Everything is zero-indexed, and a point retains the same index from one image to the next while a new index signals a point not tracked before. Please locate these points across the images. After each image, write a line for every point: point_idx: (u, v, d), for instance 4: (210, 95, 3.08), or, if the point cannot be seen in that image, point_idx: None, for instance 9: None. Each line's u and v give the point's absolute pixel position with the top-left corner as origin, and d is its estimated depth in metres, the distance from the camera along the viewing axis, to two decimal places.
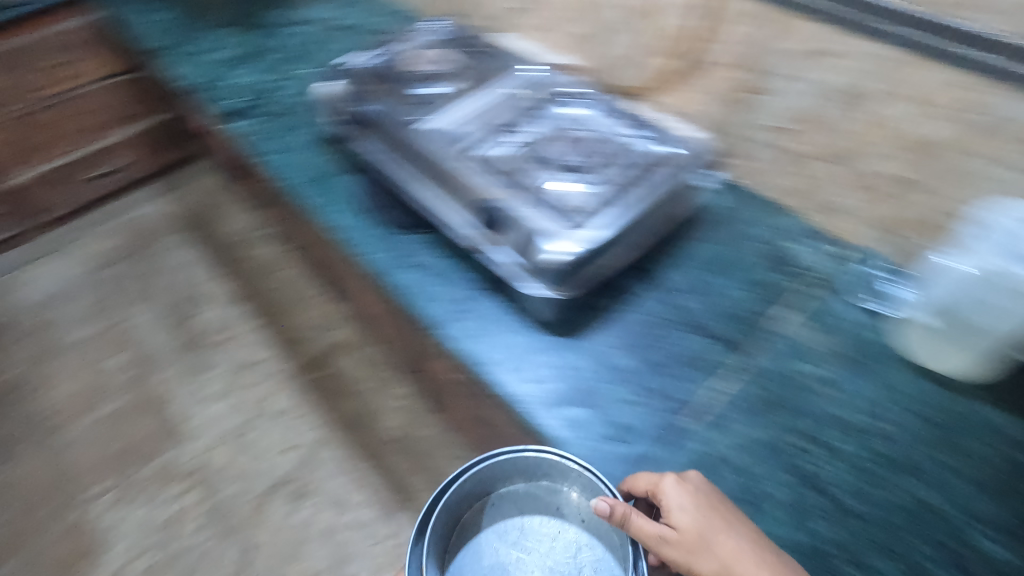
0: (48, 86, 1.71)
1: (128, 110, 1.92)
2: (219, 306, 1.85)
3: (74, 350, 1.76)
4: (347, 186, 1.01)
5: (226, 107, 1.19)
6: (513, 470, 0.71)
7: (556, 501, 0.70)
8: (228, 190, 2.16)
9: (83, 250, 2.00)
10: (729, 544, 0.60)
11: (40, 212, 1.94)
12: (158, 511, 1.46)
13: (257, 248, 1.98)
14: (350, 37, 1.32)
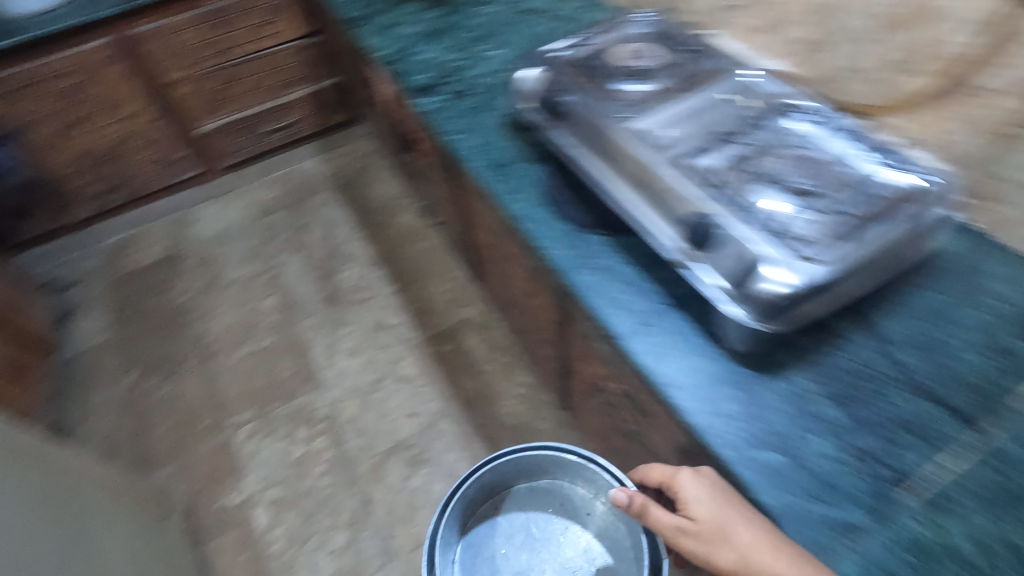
0: (241, 44, 1.85)
1: (309, 71, 2.03)
2: (361, 266, 1.94)
3: (233, 287, 1.93)
4: (530, 175, 1.00)
5: (415, 82, 1.22)
6: (521, 467, 1.13)
7: (562, 496, 1.13)
8: (379, 157, 2.26)
9: (249, 197, 2.19)
10: (745, 534, 0.62)
11: (219, 157, 2.10)
12: (291, 448, 1.55)
13: (399, 216, 2.07)
14: (537, 22, 1.31)
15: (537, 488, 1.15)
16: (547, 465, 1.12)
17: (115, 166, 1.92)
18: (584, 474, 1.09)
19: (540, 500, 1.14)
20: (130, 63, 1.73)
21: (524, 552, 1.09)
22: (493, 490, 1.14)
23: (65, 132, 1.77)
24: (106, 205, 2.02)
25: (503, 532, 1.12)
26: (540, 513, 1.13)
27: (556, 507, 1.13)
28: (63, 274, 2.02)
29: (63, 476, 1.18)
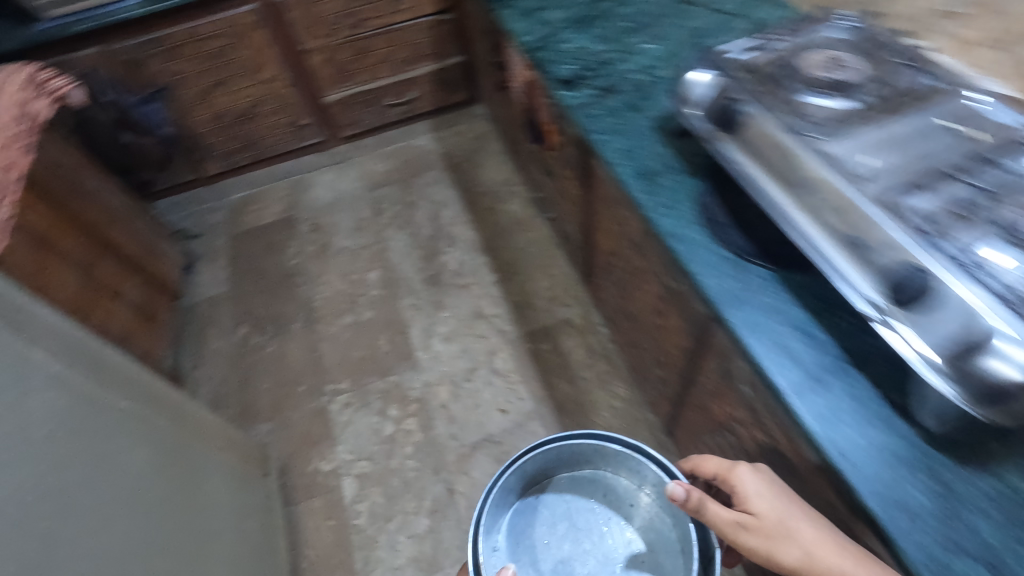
0: (374, 17, 1.85)
1: (439, 49, 2.02)
2: (464, 250, 1.92)
3: (341, 256, 1.98)
4: (684, 189, 0.91)
5: (560, 72, 1.15)
6: (562, 456, 1.12)
7: (608, 488, 1.14)
8: (491, 140, 2.23)
9: (363, 168, 2.23)
10: (810, 531, 0.67)
11: (341, 126, 2.14)
12: (382, 424, 1.57)
13: (507, 202, 2.03)
14: (696, 15, 1.20)
15: (581, 479, 1.15)
16: (591, 457, 1.12)
17: (247, 127, 2.01)
18: (629, 466, 1.10)
19: (583, 489, 1.14)
20: (272, 30, 1.78)
21: (567, 542, 1.10)
22: (537, 480, 1.14)
23: (208, 91, 1.86)
24: (235, 163, 2.12)
25: (545, 520, 1.13)
26: (582, 502, 1.14)
27: (598, 497, 1.13)
28: (190, 225, 2.15)
29: (195, 431, 1.19)
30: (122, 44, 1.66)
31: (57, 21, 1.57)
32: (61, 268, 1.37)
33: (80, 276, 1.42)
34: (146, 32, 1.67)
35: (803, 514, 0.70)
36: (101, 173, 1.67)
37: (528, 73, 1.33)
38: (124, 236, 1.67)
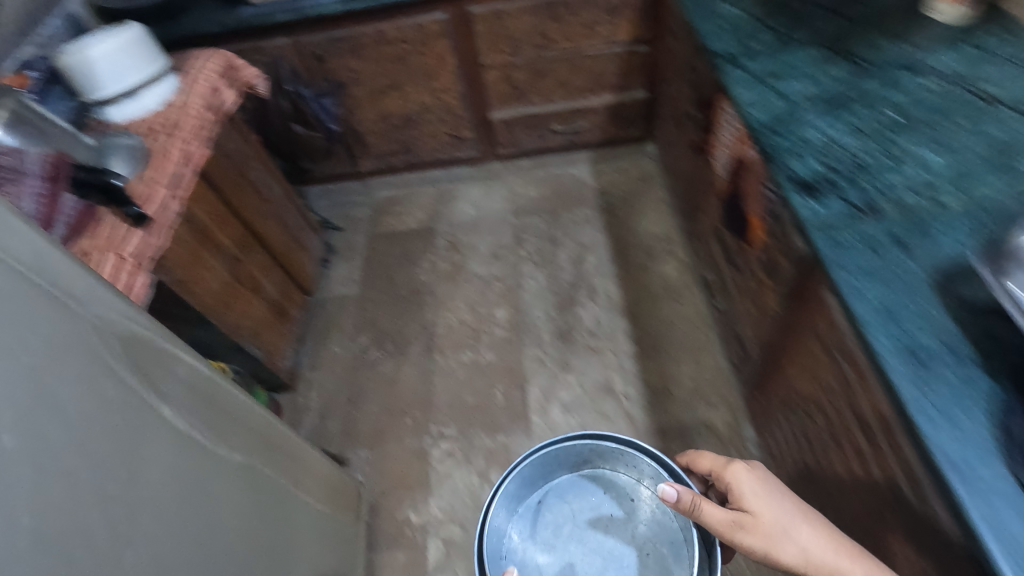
0: (563, 39, 1.69)
1: (623, 82, 1.82)
2: (603, 307, 1.74)
3: (473, 282, 1.87)
4: (974, 395, 0.65)
5: (795, 168, 0.91)
6: (561, 457, 1.12)
7: (617, 489, 1.13)
8: (656, 186, 2.01)
9: (513, 190, 2.11)
10: (805, 534, 0.80)
11: (500, 145, 2.01)
12: (481, 489, 1.45)
13: (661, 262, 1.81)
14: (1004, 120, 0.91)
15: (586, 479, 1.15)
16: (584, 455, 1.12)
17: (408, 131, 1.95)
18: (625, 459, 1.11)
19: (584, 489, 1.14)
20: (455, 40, 1.69)
21: (576, 540, 1.10)
22: (537, 483, 1.13)
23: (381, 92, 1.81)
24: (389, 163, 2.07)
25: (554, 520, 1.12)
26: (585, 502, 1.14)
27: (600, 494, 1.14)
28: (335, 216, 2.15)
29: (302, 472, 1.12)
30: (313, 37, 1.65)
31: (259, 10, 1.58)
32: (214, 261, 1.37)
33: (228, 270, 1.42)
34: (336, 29, 1.64)
35: (800, 518, 0.83)
36: (268, 163, 1.68)
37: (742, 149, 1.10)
38: (275, 234, 1.66)
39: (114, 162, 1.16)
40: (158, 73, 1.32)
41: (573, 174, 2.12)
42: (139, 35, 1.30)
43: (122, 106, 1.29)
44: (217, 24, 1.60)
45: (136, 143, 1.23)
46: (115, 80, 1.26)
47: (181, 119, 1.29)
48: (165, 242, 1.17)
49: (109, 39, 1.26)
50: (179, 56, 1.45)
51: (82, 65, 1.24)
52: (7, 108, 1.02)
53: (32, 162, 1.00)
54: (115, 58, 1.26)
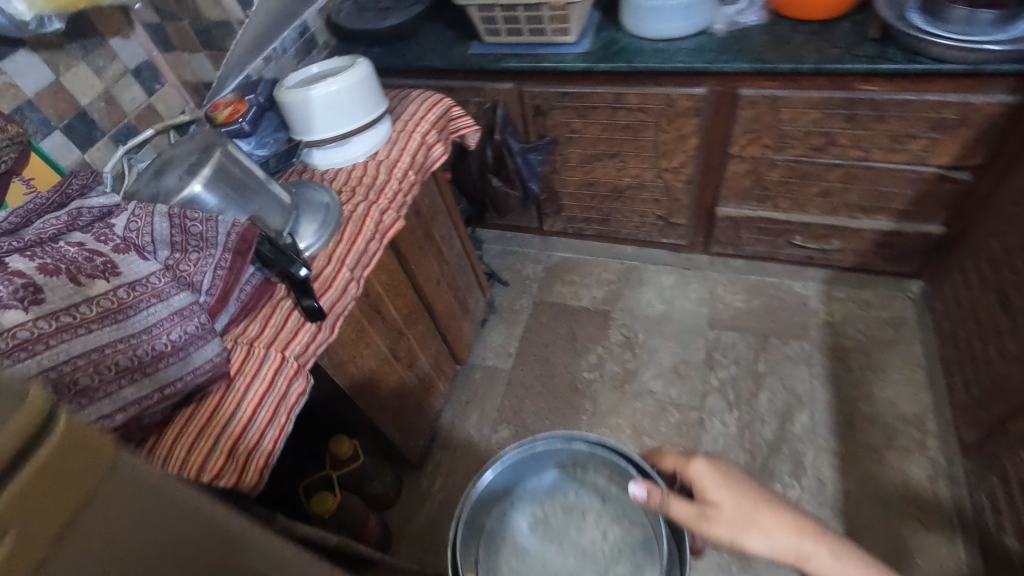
0: (848, 144, 1.29)
1: (912, 209, 1.38)
2: (809, 493, 1.34)
3: (644, 400, 1.56)
4: None
5: None
6: (519, 458, 0.78)
7: (583, 491, 0.78)
8: (912, 342, 1.54)
9: (714, 294, 1.75)
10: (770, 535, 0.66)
11: (716, 241, 1.66)
12: None
13: (903, 454, 1.36)
14: None
15: (554, 479, 0.79)
16: (547, 452, 0.78)
17: (612, 202, 1.67)
18: (598, 456, 0.77)
19: (550, 497, 0.78)
20: (704, 121, 1.37)
21: (551, 547, 0.74)
22: (498, 486, 0.78)
23: (595, 157, 1.55)
24: (578, 229, 1.81)
25: (522, 524, 0.77)
26: (558, 502, 0.78)
27: (563, 497, 0.78)
28: (503, 268, 1.95)
29: None
30: (539, 89, 1.42)
31: (489, 51, 1.40)
32: (377, 336, 1.21)
33: (389, 345, 1.25)
34: (567, 85, 1.39)
35: (768, 503, 0.69)
36: (454, 218, 1.50)
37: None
38: (444, 300, 1.47)
39: (303, 230, 1.00)
40: (371, 122, 1.15)
41: (797, 292, 1.70)
42: (363, 78, 1.12)
43: (328, 151, 1.15)
44: (442, 59, 1.44)
45: (331, 209, 1.07)
46: (326, 125, 1.12)
47: (382, 179, 1.12)
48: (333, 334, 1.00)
49: (332, 79, 1.10)
50: (398, 95, 1.30)
51: (298, 104, 1.10)
52: (212, 158, 0.90)
53: (223, 233, 0.88)
54: (333, 102, 1.10)
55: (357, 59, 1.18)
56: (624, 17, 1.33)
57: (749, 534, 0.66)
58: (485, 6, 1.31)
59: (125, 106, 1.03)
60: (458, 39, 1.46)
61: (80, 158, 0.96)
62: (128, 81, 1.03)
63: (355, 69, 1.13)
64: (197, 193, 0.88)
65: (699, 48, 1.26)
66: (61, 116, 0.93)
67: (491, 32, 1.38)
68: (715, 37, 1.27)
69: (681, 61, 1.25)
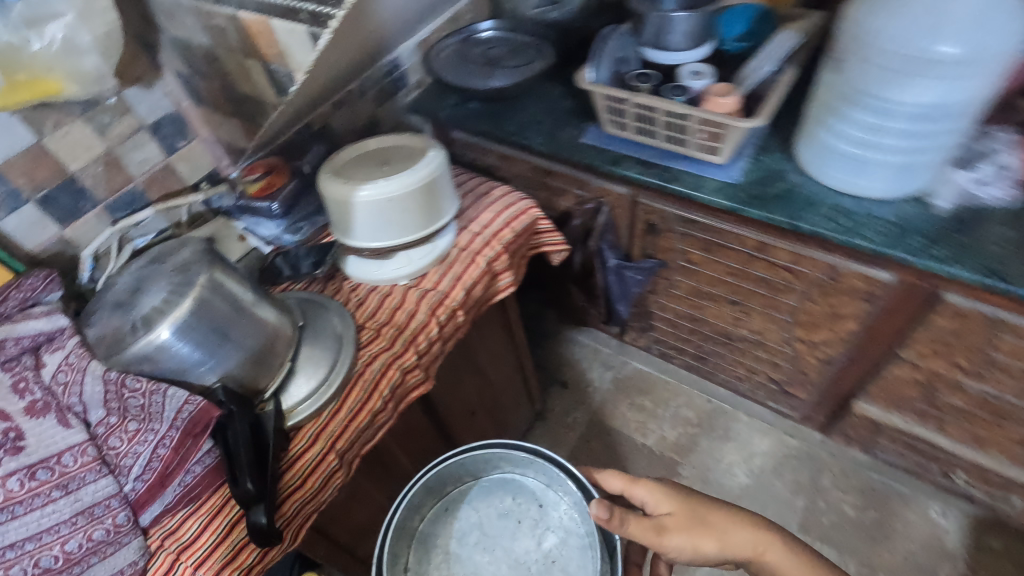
0: None
1: None
2: None
3: None
4: None
5: None
6: (458, 465, 0.79)
7: (521, 487, 0.80)
8: None
9: (817, 484, 1.36)
10: (736, 530, 0.66)
11: (840, 430, 1.27)
12: None
13: None
14: None
15: (492, 484, 0.82)
16: (481, 464, 0.80)
17: (715, 344, 1.32)
18: (538, 467, 0.78)
19: (490, 494, 0.82)
20: (875, 310, 0.98)
21: (483, 554, 0.79)
22: (434, 489, 0.80)
23: (709, 295, 1.20)
24: (665, 353, 1.47)
25: (459, 528, 0.81)
26: (494, 508, 0.81)
27: (506, 500, 0.81)
28: (563, 362, 1.65)
29: None
30: (658, 205, 1.09)
31: (607, 143, 1.09)
32: (373, 492, 0.96)
33: (393, 499, 1.02)
34: (695, 214, 1.06)
35: (711, 505, 0.68)
36: (518, 338, 1.22)
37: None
38: (476, 428, 1.21)
39: (295, 386, 0.76)
40: (425, 237, 0.89)
41: (933, 522, 1.28)
42: (426, 184, 0.85)
43: (364, 260, 0.90)
44: (546, 139, 1.14)
45: (343, 356, 0.81)
46: (367, 235, 0.86)
47: (418, 321, 0.86)
48: (297, 537, 0.74)
49: (386, 179, 0.83)
50: (475, 190, 1.02)
51: (338, 203, 0.85)
52: (196, 290, 0.66)
53: (171, 411, 0.65)
54: (381, 210, 0.84)
55: (430, 147, 0.91)
56: (800, 147, 0.96)
57: (708, 533, 0.65)
58: (616, 96, 1.00)
59: (132, 168, 0.83)
60: (572, 116, 1.16)
61: (58, 235, 0.78)
62: (142, 139, 0.82)
63: (418, 167, 0.86)
64: (163, 342, 0.64)
65: (900, 223, 0.88)
66: (37, 187, 0.73)
67: (615, 123, 1.06)
68: (929, 213, 0.88)
69: (867, 239, 0.87)
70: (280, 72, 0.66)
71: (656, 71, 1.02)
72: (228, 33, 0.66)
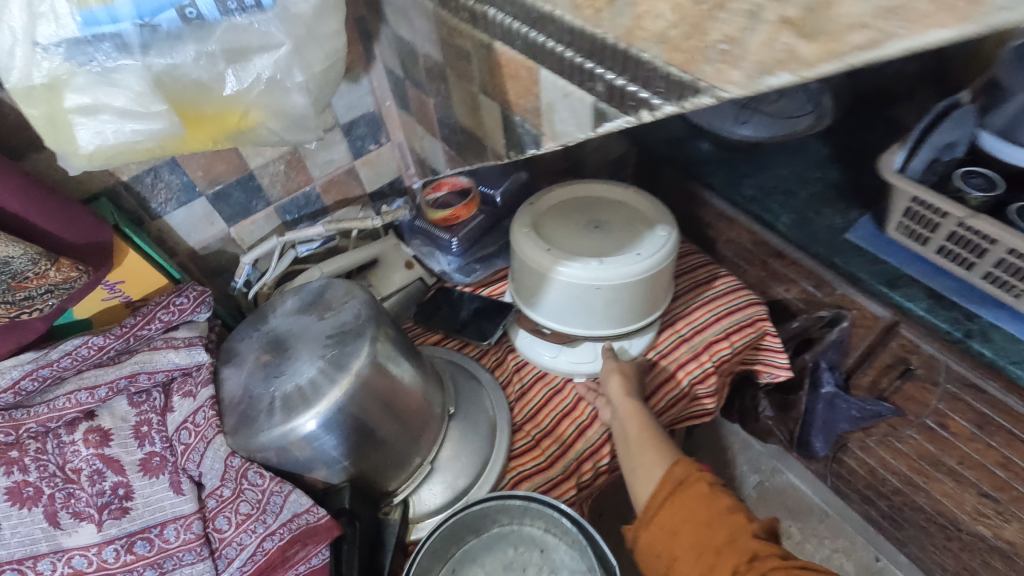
0: None
1: None
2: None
3: None
4: None
5: None
6: (462, 524, 0.58)
7: (513, 532, 0.61)
8: None
9: None
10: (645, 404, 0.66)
11: None
12: None
13: None
14: None
15: (495, 538, 0.61)
16: (483, 518, 0.60)
17: (924, 517, 1.01)
18: (532, 511, 0.59)
19: (494, 553, 0.61)
20: None
21: None
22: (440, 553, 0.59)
23: (952, 471, 0.89)
24: (840, 487, 1.19)
25: None
26: (499, 562, 0.61)
27: (509, 550, 0.61)
28: (702, 444, 1.39)
29: None
30: (928, 350, 0.81)
31: (884, 250, 0.81)
32: None
33: None
34: (988, 385, 0.76)
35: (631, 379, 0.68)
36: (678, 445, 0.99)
37: (759, 518, 0.53)
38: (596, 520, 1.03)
39: (428, 489, 0.63)
40: (621, 333, 0.69)
41: None
42: (647, 278, 0.64)
43: (541, 340, 0.72)
44: (796, 220, 0.87)
45: (493, 461, 0.66)
46: (556, 315, 0.68)
47: (588, 442, 0.69)
48: None
49: (601, 261, 0.63)
50: (693, 276, 0.80)
51: (530, 270, 0.66)
52: (356, 368, 0.53)
53: (286, 513, 0.52)
54: (583, 297, 0.65)
55: (655, 215, 0.69)
56: None
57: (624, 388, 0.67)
58: (930, 198, 0.72)
59: (315, 169, 0.71)
60: (835, 195, 0.88)
61: (223, 232, 0.68)
62: (333, 138, 0.70)
63: (643, 250, 0.65)
64: (303, 434, 0.51)
65: None
66: (213, 181, 0.63)
67: (905, 229, 0.78)
68: None
69: None
70: (524, 129, 0.47)
71: (997, 170, 0.72)
72: (469, 59, 0.48)
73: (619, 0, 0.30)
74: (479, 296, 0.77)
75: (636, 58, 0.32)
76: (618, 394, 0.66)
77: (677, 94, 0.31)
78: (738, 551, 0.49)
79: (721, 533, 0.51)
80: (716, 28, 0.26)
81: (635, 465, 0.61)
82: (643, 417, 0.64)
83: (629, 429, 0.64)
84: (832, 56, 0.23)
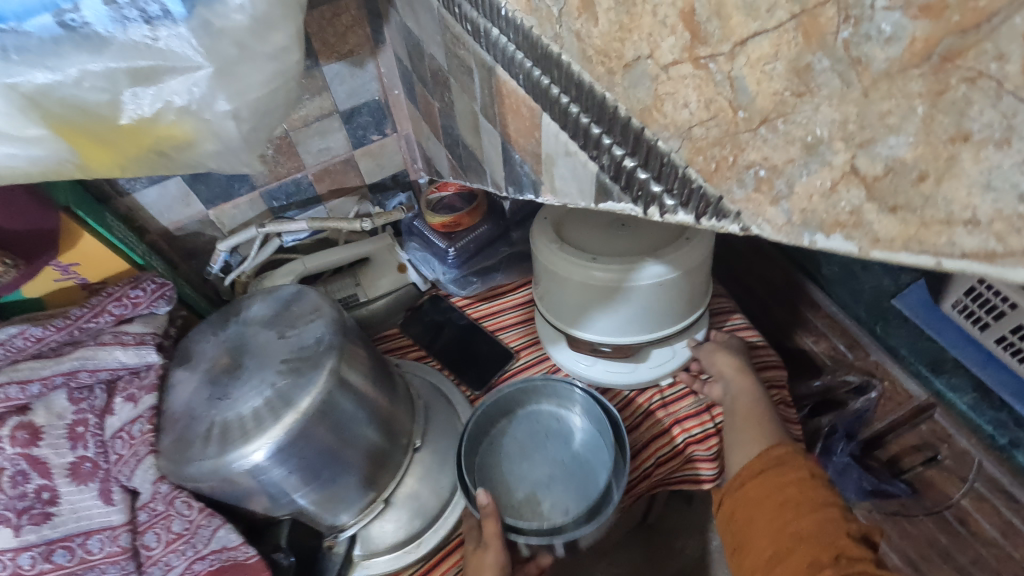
0: None
1: None
2: None
3: None
4: None
5: None
6: (500, 402, 0.60)
7: (542, 413, 0.62)
8: None
9: None
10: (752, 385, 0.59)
11: None
12: None
13: None
14: None
15: (525, 421, 0.61)
16: (515, 401, 0.61)
17: None
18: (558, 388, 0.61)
19: (528, 430, 0.61)
20: None
21: (535, 475, 0.58)
22: (483, 430, 0.60)
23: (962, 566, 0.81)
24: None
25: (513, 458, 0.59)
26: (532, 438, 0.60)
27: (544, 426, 0.61)
28: None
29: None
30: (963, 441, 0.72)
31: (932, 324, 0.70)
32: None
33: None
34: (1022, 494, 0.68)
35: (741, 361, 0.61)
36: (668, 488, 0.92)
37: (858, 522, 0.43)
38: None
39: (380, 525, 0.58)
40: (683, 325, 0.60)
41: None
42: (700, 258, 0.53)
43: (596, 356, 0.64)
44: (839, 273, 0.83)
45: (453, 503, 0.60)
46: (607, 327, 0.57)
47: None
48: None
49: (654, 256, 0.51)
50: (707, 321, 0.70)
51: (576, 285, 0.54)
52: (319, 387, 0.48)
53: (213, 543, 0.49)
54: (641, 301, 0.54)
55: None
56: None
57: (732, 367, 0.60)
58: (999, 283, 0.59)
59: (308, 157, 0.64)
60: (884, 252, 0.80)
61: (201, 214, 0.62)
62: (330, 125, 0.63)
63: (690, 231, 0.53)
64: (252, 462, 0.46)
65: None
66: None
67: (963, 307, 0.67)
68: None
69: None
70: (524, 170, 0.39)
71: None
72: (471, 75, 0.40)
73: (637, 69, 0.22)
74: (465, 314, 0.73)
75: (650, 144, 0.24)
76: (728, 367, 0.60)
77: (695, 206, 0.23)
78: (822, 546, 0.41)
79: (806, 522, 0.43)
80: (755, 147, 0.18)
81: (735, 439, 0.55)
82: (753, 389, 0.59)
83: (737, 402, 0.58)
84: (918, 246, 0.15)
